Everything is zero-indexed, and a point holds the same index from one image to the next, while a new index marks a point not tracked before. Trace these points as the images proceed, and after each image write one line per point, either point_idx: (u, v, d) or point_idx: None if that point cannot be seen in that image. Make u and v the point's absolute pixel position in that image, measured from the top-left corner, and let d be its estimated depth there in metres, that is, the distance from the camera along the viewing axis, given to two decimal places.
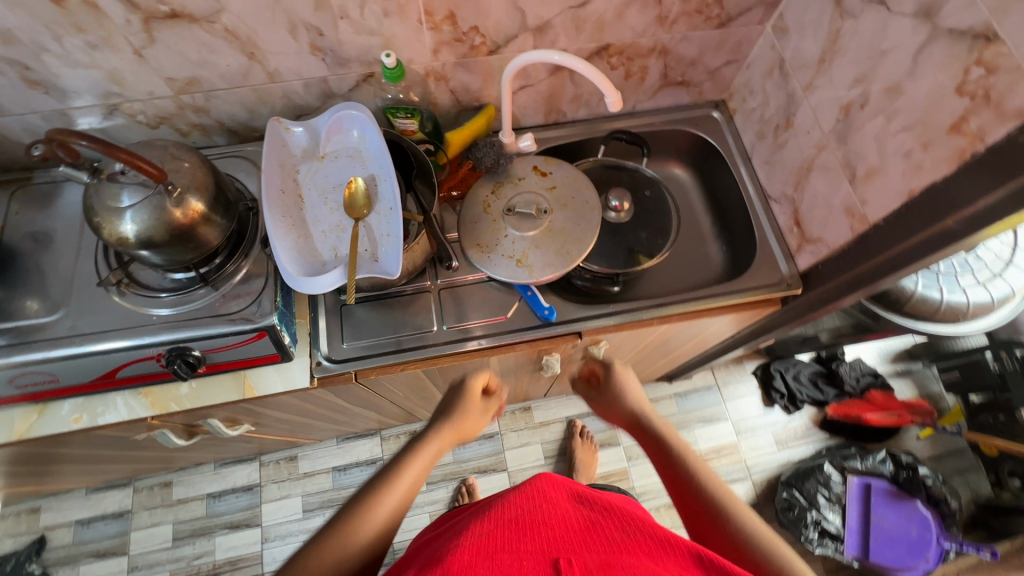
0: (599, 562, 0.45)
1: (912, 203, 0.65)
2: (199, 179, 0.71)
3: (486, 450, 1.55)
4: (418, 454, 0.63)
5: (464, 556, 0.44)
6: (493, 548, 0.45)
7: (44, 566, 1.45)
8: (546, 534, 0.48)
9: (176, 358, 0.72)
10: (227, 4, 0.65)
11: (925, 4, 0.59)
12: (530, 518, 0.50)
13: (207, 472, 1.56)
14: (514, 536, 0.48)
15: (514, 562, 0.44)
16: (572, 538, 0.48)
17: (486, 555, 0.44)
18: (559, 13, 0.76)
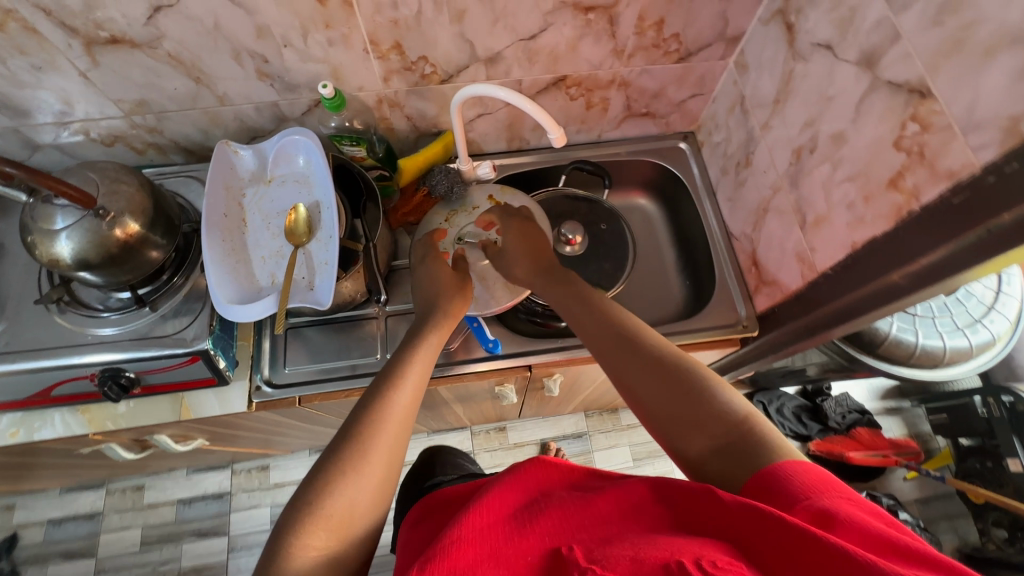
0: (601, 539, 0.41)
1: (856, 256, 0.62)
2: (136, 202, 0.70)
3: None
4: (409, 359, 0.61)
5: (462, 554, 0.40)
6: (492, 547, 0.42)
7: (14, 563, 1.41)
8: (546, 522, 0.44)
9: (107, 381, 0.72)
10: (167, 31, 0.65)
11: (866, 53, 0.56)
12: (528, 511, 0.46)
13: (178, 477, 1.52)
14: (512, 527, 0.44)
15: (513, 560, 0.40)
16: (576, 520, 0.44)
17: (488, 553, 0.41)
18: (510, 45, 0.75)
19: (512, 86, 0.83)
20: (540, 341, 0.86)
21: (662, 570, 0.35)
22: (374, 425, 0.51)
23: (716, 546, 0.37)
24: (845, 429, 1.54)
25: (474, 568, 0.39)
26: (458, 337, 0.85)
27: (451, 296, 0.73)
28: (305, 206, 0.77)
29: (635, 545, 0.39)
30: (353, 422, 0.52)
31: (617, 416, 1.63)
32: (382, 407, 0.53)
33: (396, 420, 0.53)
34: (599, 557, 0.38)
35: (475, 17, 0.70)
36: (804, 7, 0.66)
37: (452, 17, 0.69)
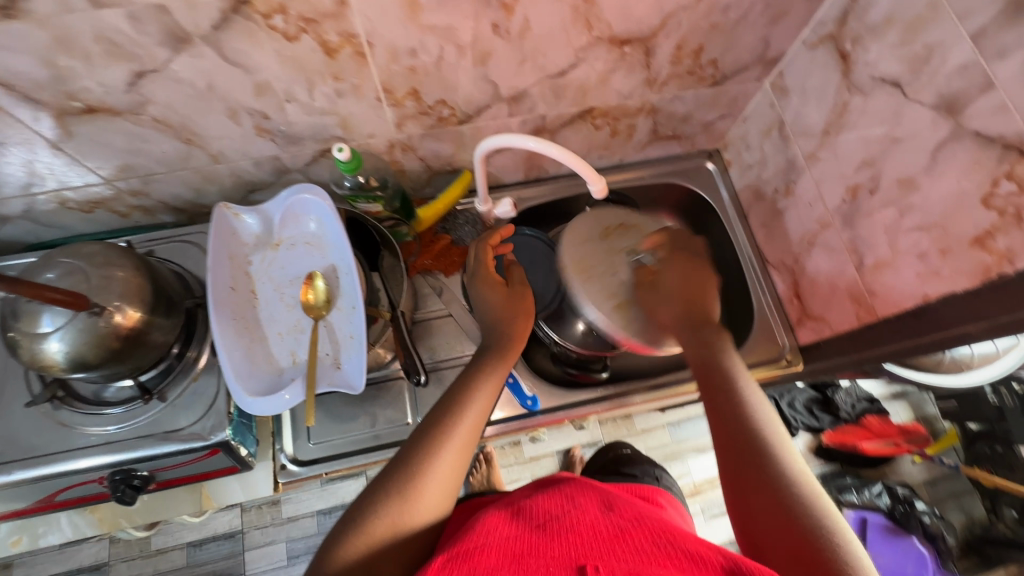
0: (628, 571, 0.37)
1: (927, 306, 0.59)
2: (132, 289, 0.62)
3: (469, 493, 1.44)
4: (476, 379, 0.56)
5: (491, 555, 0.39)
6: (520, 549, 0.40)
7: None
8: (575, 538, 0.41)
9: (120, 485, 0.66)
10: (152, 96, 0.56)
11: (947, 98, 0.52)
12: (559, 521, 0.44)
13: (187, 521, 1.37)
14: (541, 539, 0.41)
15: (539, 566, 0.38)
16: (600, 545, 0.40)
17: (514, 557, 0.39)
18: (536, 83, 0.68)
19: (535, 121, 0.76)
20: (578, 392, 0.82)
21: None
22: (432, 451, 0.48)
23: None
24: (855, 418, 1.52)
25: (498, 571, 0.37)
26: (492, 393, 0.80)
27: (516, 315, 0.65)
28: (322, 272, 0.70)
29: None
30: (411, 449, 0.48)
31: (630, 420, 1.52)
32: (440, 437, 0.49)
33: (456, 448, 0.49)
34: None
35: (502, 59, 0.63)
36: (862, 36, 0.60)
37: (476, 60, 0.62)
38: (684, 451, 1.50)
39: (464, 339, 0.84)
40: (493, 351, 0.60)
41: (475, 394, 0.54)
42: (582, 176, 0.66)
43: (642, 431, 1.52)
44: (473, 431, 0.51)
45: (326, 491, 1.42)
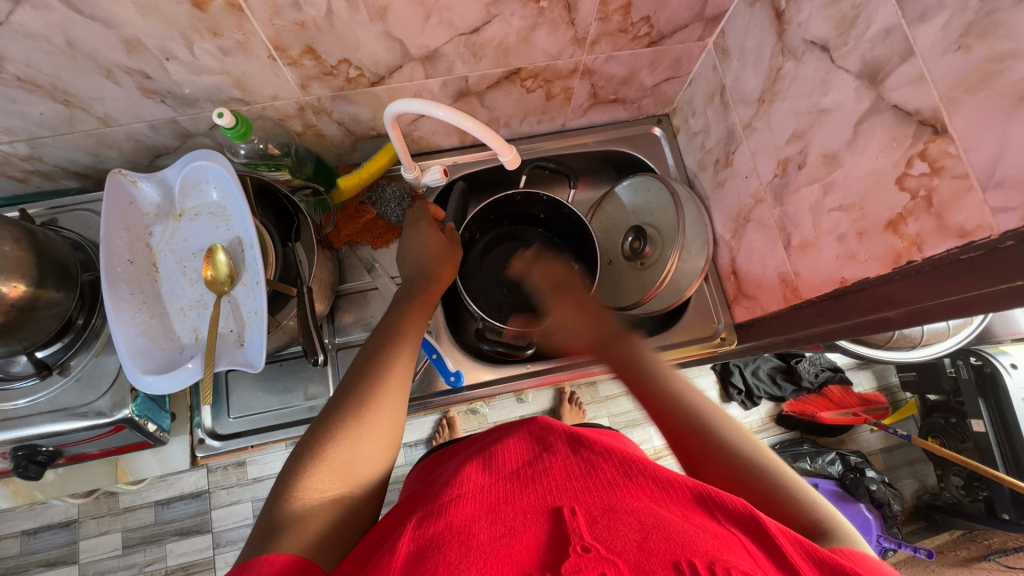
0: (605, 509, 0.41)
1: (845, 291, 0.56)
2: (16, 260, 0.59)
3: (418, 457, 1.33)
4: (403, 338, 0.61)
5: (465, 511, 0.41)
6: (493, 503, 0.43)
7: None
8: (551, 484, 0.45)
9: (22, 461, 0.65)
10: (5, 52, 0.51)
11: (869, 66, 0.47)
12: (534, 469, 0.48)
13: (151, 478, 1.26)
14: (518, 489, 0.45)
15: (513, 514, 0.41)
16: (576, 487, 0.44)
17: (490, 509, 0.42)
18: (448, 41, 0.62)
19: (457, 83, 0.70)
20: (509, 366, 0.82)
21: (670, 564, 0.34)
22: (373, 399, 0.52)
23: (729, 547, 0.36)
24: (818, 387, 1.49)
25: (473, 523, 0.40)
26: (418, 368, 0.79)
27: (442, 262, 0.72)
28: (224, 246, 0.66)
29: (641, 524, 0.38)
30: (342, 406, 0.52)
31: (595, 387, 1.46)
32: (376, 383, 0.54)
33: (387, 401, 0.53)
34: (602, 535, 0.37)
35: (402, 14, 0.57)
36: None
37: (374, 15, 0.56)
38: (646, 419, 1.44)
39: None
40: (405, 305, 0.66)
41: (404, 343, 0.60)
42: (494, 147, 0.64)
43: (605, 398, 1.46)
44: (399, 380, 0.56)
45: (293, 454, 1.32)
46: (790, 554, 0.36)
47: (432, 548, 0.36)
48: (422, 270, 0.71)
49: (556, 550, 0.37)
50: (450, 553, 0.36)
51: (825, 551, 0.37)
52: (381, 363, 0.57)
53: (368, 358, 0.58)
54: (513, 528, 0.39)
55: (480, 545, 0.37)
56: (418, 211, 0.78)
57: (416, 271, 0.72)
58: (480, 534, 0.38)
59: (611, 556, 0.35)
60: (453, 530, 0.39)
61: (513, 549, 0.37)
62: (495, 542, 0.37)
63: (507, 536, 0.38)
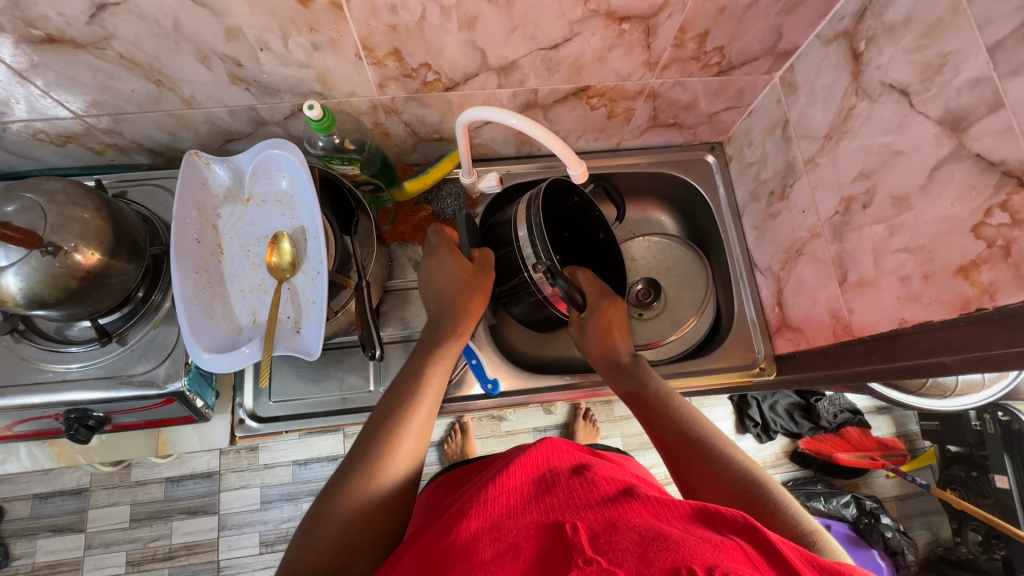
0: (606, 524, 0.39)
1: (902, 332, 0.57)
2: (94, 230, 0.61)
3: (430, 458, 1.33)
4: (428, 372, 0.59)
5: (470, 526, 0.40)
6: (497, 518, 0.41)
7: (1, 537, 1.17)
8: (554, 501, 0.43)
9: (74, 424, 0.67)
10: (115, 31, 0.54)
11: (952, 114, 0.48)
12: (537, 486, 0.46)
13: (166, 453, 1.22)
14: (521, 505, 0.43)
15: (516, 531, 0.39)
16: (577, 505, 0.42)
17: (491, 525, 0.40)
18: (527, 54, 0.64)
19: (526, 95, 0.72)
20: (545, 376, 0.82)
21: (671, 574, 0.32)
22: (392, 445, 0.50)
23: (731, 555, 0.34)
24: (835, 427, 1.41)
25: (477, 540, 0.38)
26: (455, 370, 0.81)
27: (466, 293, 0.66)
28: (289, 234, 0.68)
29: (642, 538, 0.36)
30: (363, 449, 0.50)
31: (610, 405, 1.43)
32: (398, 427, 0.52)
33: (408, 448, 0.51)
34: (604, 547, 0.35)
35: (490, 25, 0.59)
36: (878, 36, 0.56)
37: (462, 24, 0.58)
38: None
39: None
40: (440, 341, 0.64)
41: (428, 380, 0.58)
42: (563, 160, 0.66)
43: (620, 418, 1.43)
44: (424, 425, 0.54)
45: (305, 442, 1.27)
46: (797, 564, 0.34)
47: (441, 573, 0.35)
48: (446, 305, 0.67)
49: (554, 567, 0.34)
50: None
51: (829, 562, 0.35)
52: (406, 399, 0.55)
53: (393, 396, 0.56)
54: (515, 544, 0.37)
55: (483, 566, 0.35)
56: (432, 239, 0.71)
57: (439, 302, 0.67)
58: (483, 551, 0.37)
59: (612, 569, 0.33)
60: (458, 548, 0.37)
61: (516, 567, 0.35)
62: (496, 562, 0.35)
63: (510, 553, 0.36)
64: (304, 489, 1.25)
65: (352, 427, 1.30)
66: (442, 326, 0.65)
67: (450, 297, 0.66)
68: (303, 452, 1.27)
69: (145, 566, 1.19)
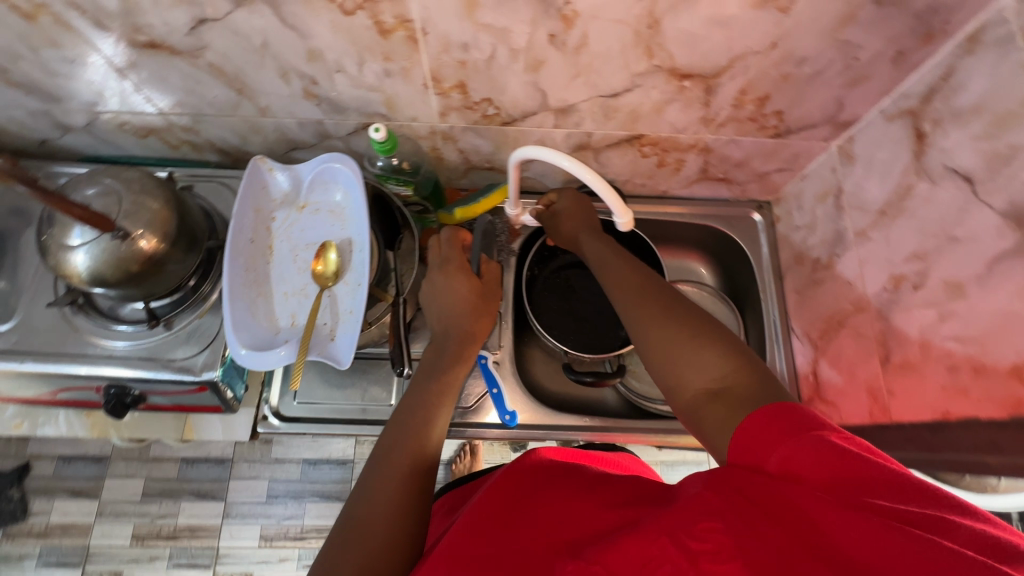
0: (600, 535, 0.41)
1: (945, 424, 0.54)
2: (160, 220, 0.65)
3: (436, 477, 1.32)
4: (429, 378, 0.62)
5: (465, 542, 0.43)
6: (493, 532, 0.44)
7: (24, 492, 1.22)
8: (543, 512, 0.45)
9: (112, 399, 0.70)
10: (209, 42, 0.58)
11: (1018, 208, 0.47)
12: (526, 496, 0.48)
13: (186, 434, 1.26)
14: (512, 514, 0.46)
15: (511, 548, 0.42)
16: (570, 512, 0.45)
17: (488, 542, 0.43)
18: (587, 99, 0.66)
19: (580, 137, 0.74)
20: (565, 414, 0.82)
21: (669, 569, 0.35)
22: (404, 454, 0.53)
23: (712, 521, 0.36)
24: None
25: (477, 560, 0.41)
26: (476, 396, 0.81)
27: (477, 317, 0.68)
28: (337, 244, 0.71)
29: (629, 540, 0.38)
30: (381, 466, 0.52)
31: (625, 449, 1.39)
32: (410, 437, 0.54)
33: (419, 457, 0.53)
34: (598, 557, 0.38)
35: (554, 69, 0.61)
36: (944, 119, 0.55)
37: (528, 66, 0.61)
38: None
39: None
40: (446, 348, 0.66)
41: (431, 387, 0.60)
42: (610, 206, 0.67)
43: None
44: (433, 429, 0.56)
45: (318, 442, 1.29)
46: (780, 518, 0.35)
47: None
48: (452, 329, 0.67)
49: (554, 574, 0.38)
50: None
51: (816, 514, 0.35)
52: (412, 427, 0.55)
53: (402, 409, 0.58)
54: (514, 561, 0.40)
55: None
56: (445, 248, 0.71)
57: (448, 327, 0.67)
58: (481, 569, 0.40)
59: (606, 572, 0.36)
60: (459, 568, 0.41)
61: None
62: None
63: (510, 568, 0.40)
64: (311, 489, 1.26)
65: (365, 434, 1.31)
66: (448, 349, 0.66)
67: (461, 325, 0.67)
68: (315, 452, 1.29)
69: (149, 542, 1.22)
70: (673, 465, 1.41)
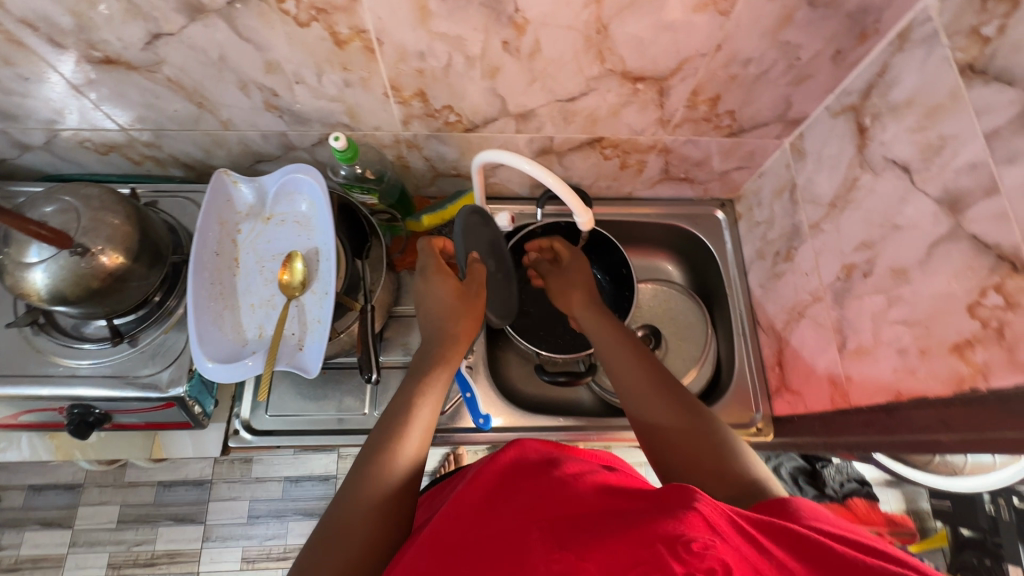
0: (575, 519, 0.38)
1: (898, 405, 0.56)
2: (122, 234, 0.64)
3: None
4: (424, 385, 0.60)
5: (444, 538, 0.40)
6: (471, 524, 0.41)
7: None
8: (522, 499, 0.42)
9: (75, 420, 0.69)
10: (166, 57, 0.59)
11: (951, 194, 0.49)
12: (507, 486, 0.45)
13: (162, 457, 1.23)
14: (491, 506, 0.43)
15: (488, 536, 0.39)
16: (549, 499, 0.41)
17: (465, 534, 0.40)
18: (545, 104, 0.67)
19: (542, 141, 0.75)
20: (539, 416, 0.82)
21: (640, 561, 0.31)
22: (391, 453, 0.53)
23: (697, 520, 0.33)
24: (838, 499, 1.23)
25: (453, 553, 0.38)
26: (450, 401, 0.81)
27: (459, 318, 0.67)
28: (303, 254, 0.71)
29: (608, 532, 0.35)
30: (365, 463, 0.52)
31: None
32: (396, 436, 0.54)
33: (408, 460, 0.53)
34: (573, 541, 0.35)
35: (511, 75, 0.62)
36: (882, 114, 0.58)
37: (485, 73, 0.62)
38: None
39: None
40: (438, 352, 0.65)
41: (426, 390, 0.60)
42: (570, 207, 0.69)
43: None
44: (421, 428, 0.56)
45: (298, 459, 1.27)
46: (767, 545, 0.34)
47: None
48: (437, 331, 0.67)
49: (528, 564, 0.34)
50: None
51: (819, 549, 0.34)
52: (392, 431, 0.54)
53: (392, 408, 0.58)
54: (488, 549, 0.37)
55: None
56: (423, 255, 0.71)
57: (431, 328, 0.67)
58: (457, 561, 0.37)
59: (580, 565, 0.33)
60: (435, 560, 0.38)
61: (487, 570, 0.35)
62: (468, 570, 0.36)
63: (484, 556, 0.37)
64: (293, 508, 1.24)
65: (347, 448, 1.29)
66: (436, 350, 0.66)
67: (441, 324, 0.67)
68: (297, 470, 1.26)
69: (126, 571, 1.19)
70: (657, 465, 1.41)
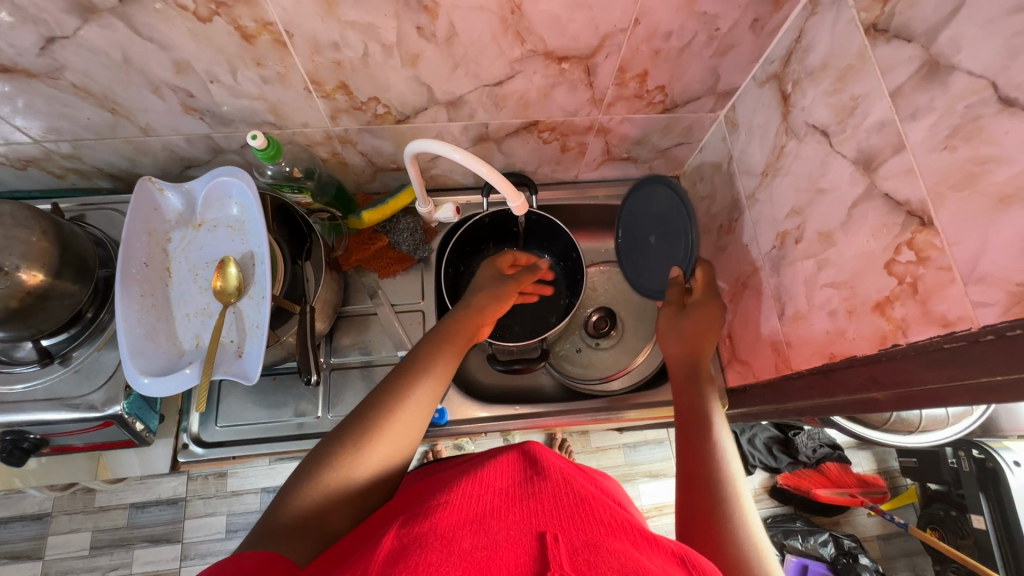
0: (587, 542, 0.34)
1: (834, 366, 0.57)
2: (38, 250, 0.61)
3: None
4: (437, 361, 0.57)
5: (450, 516, 0.37)
6: (479, 514, 0.38)
7: None
8: (538, 507, 0.39)
9: (8, 447, 0.66)
10: (66, 62, 0.56)
11: (864, 153, 0.50)
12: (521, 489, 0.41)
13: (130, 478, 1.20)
14: (504, 504, 0.39)
15: (499, 530, 0.36)
16: (563, 515, 0.38)
17: (474, 518, 0.37)
18: (472, 90, 0.66)
19: (478, 129, 0.74)
20: (496, 406, 0.81)
21: None
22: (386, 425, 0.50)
23: None
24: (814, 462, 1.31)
25: (456, 531, 0.35)
26: None
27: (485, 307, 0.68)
28: (237, 259, 0.69)
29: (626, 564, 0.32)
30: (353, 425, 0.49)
31: (586, 437, 1.37)
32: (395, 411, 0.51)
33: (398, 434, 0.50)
34: (582, 566, 0.31)
35: (432, 62, 0.61)
36: (801, 80, 0.58)
37: (405, 61, 0.61)
38: (635, 475, 1.36)
39: (390, 341, 0.83)
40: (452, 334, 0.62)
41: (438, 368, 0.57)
42: (505, 192, 0.68)
43: (595, 449, 1.37)
44: (421, 409, 0.53)
45: (273, 469, 1.24)
46: None
47: (412, 549, 0.33)
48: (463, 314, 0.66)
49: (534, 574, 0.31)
50: (429, 557, 0.32)
51: None
52: (392, 403, 0.52)
53: (399, 375, 0.55)
54: (496, 544, 0.34)
55: (461, 555, 0.32)
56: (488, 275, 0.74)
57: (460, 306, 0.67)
58: (463, 542, 0.34)
59: None
60: (437, 533, 0.35)
61: (494, 564, 0.32)
62: (473, 553, 0.32)
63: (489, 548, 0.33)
64: None
65: None
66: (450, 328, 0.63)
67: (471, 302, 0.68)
68: (273, 480, 1.24)
69: None
70: (634, 446, 1.41)
